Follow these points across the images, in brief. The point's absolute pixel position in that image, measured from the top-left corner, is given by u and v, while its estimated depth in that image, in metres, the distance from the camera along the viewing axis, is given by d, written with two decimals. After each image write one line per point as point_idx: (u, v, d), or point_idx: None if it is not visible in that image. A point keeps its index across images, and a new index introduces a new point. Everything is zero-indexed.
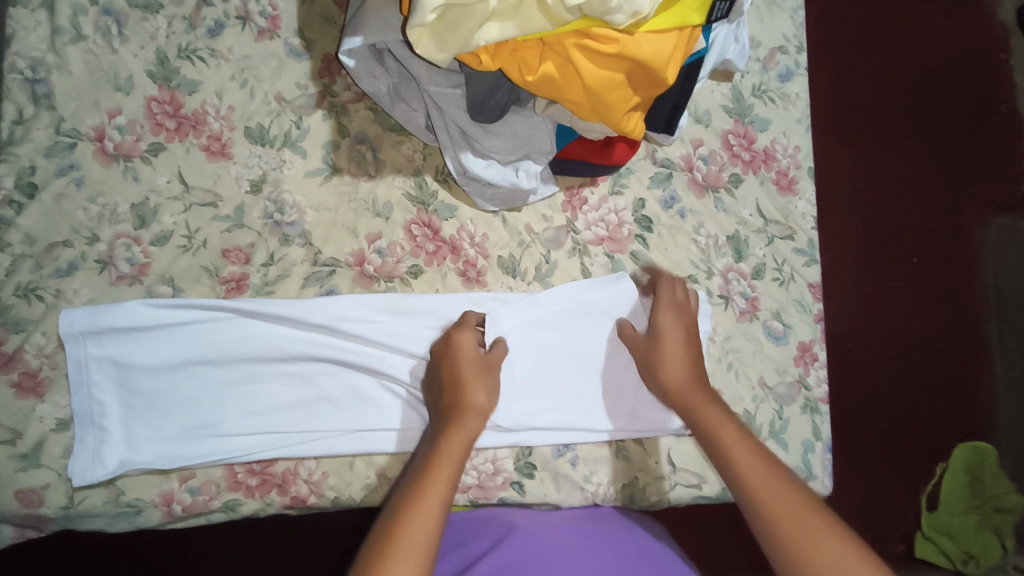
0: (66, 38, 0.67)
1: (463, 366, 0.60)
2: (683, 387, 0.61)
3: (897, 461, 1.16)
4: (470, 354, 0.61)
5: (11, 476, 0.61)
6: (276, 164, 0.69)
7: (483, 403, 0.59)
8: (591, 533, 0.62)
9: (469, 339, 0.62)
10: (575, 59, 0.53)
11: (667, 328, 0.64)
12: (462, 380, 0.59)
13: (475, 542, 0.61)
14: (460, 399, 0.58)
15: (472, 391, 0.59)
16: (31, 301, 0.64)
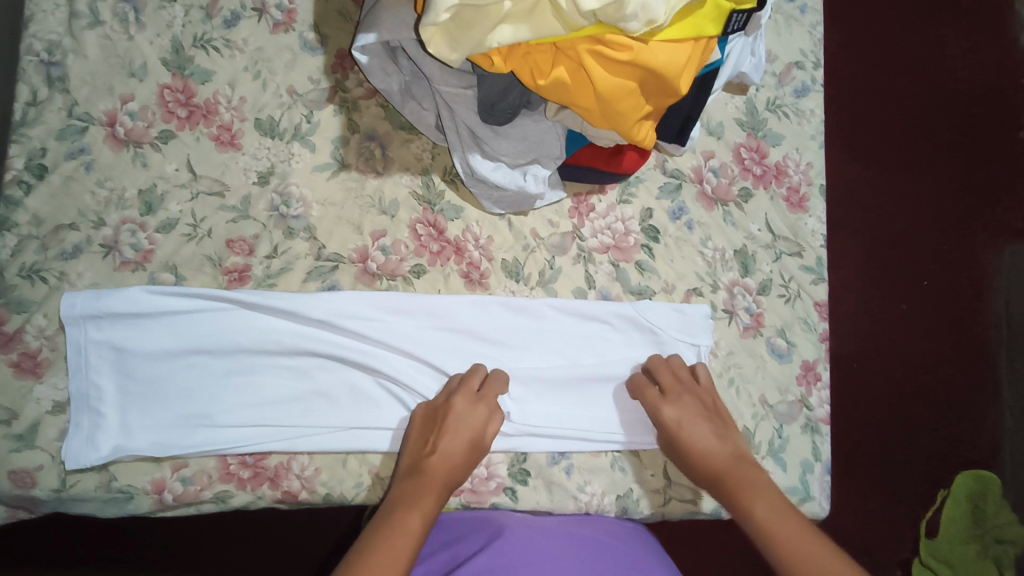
0: (85, 23, 0.69)
1: (450, 430, 0.60)
2: (712, 466, 0.60)
3: (894, 488, 1.15)
4: (462, 419, 0.61)
5: (5, 456, 0.63)
6: (285, 157, 0.69)
7: (449, 475, 0.59)
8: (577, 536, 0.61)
9: (467, 397, 0.62)
10: (587, 64, 0.53)
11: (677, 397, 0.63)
12: (446, 445, 0.60)
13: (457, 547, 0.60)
14: (436, 465, 0.59)
15: (447, 460, 0.59)
16: (35, 282, 0.66)
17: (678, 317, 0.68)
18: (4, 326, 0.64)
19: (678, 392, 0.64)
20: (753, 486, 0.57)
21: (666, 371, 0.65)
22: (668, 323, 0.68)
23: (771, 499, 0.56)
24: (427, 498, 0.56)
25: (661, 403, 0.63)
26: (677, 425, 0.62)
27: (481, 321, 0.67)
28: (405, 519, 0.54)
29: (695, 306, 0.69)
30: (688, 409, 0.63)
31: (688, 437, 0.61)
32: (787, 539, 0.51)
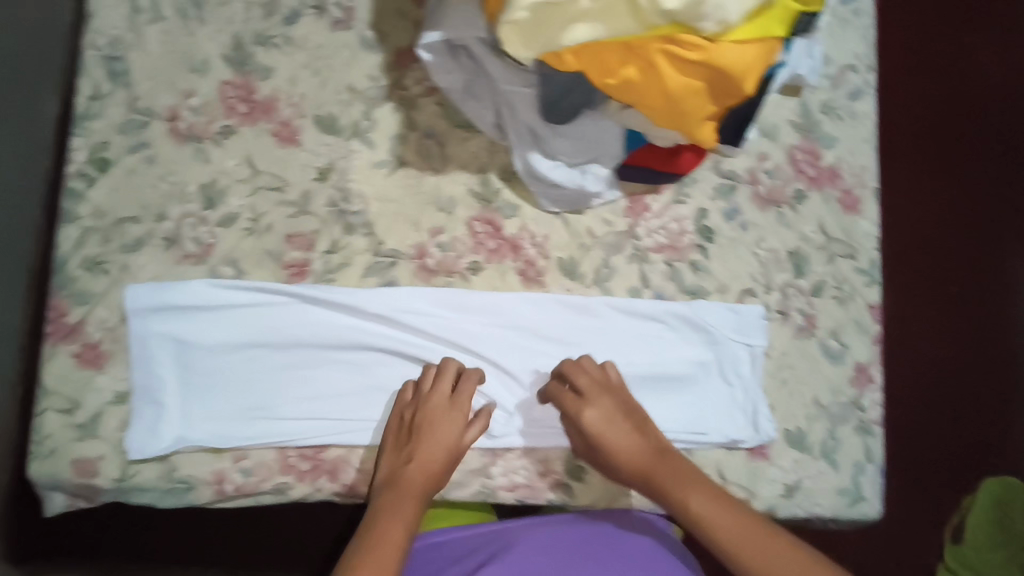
0: (147, 19, 0.70)
1: (422, 437, 0.63)
2: (640, 462, 0.63)
3: (917, 487, 1.16)
4: (433, 424, 0.63)
5: (68, 445, 0.64)
6: (344, 154, 0.69)
7: (424, 482, 0.62)
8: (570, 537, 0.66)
9: (438, 401, 0.64)
10: (658, 64, 0.53)
11: (597, 396, 0.64)
12: (417, 455, 0.63)
13: (472, 556, 0.67)
14: (409, 476, 0.62)
15: (420, 467, 0.62)
16: (98, 274, 0.66)
17: (734, 317, 0.69)
18: (67, 317, 0.66)
19: (596, 394, 0.64)
20: (682, 480, 0.61)
21: (585, 368, 0.65)
22: (724, 324, 0.69)
23: (701, 489, 0.60)
24: (406, 505, 0.61)
25: (583, 403, 0.64)
26: (599, 431, 0.63)
27: (538, 318, 0.68)
28: (393, 530, 0.60)
29: (749, 307, 0.69)
30: (607, 409, 0.64)
31: (614, 444, 0.63)
32: (726, 531, 0.58)
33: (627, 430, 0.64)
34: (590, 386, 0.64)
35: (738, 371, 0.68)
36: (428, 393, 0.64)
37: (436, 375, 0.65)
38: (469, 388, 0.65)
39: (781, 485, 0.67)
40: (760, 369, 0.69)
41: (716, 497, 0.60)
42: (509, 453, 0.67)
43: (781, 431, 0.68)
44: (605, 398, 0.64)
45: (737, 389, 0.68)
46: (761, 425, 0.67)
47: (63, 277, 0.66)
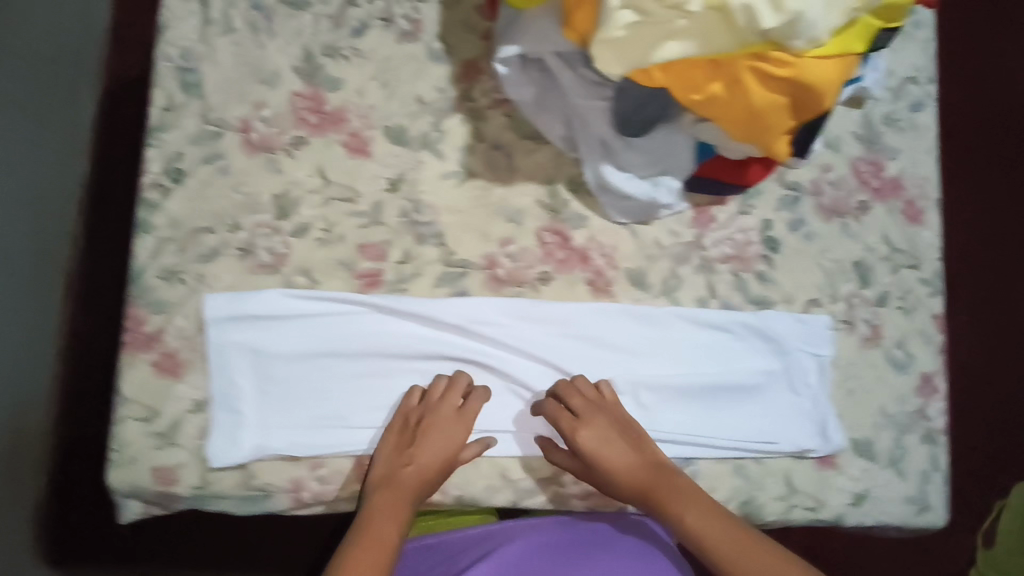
0: (218, 30, 0.70)
1: (421, 447, 0.65)
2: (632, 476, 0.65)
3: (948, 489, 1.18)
4: (432, 433, 0.65)
5: (149, 453, 0.66)
6: (414, 165, 0.70)
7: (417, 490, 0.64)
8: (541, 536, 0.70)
9: (444, 413, 0.65)
10: (745, 81, 0.53)
11: (592, 415, 0.65)
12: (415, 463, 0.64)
13: (458, 556, 0.70)
14: (402, 484, 0.64)
15: (416, 477, 0.64)
16: (174, 284, 0.68)
17: (802, 328, 0.70)
18: (147, 325, 0.67)
19: (591, 414, 0.65)
20: (673, 496, 0.63)
21: (580, 388, 0.66)
22: (791, 334, 0.69)
23: (690, 503, 0.63)
24: (400, 511, 0.64)
25: (578, 422, 0.64)
26: (593, 450, 0.65)
27: (608, 328, 0.69)
28: (384, 535, 0.63)
29: (815, 317, 0.70)
30: (602, 428, 0.65)
31: (607, 459, 0.65)
32: (716, 544, 0.61)
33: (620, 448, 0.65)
34: (585, 403, 0.65)
35: (805, 381, 0.69)
36: (429, 407, 0.65)
37: (446, 388, 0.66)
38: (476, 406, 0.66)
39: (848, 493, 0.69)
40: (826, 378, 0.70)
41: (706, 507, 0.62)
42: None
43: (849, 440, 0.70)
44: (601, 416, 0.65)
45: (804, 399, 0.69)
46: (829, 434, 0.69)
47: (140, 286, 0.67)
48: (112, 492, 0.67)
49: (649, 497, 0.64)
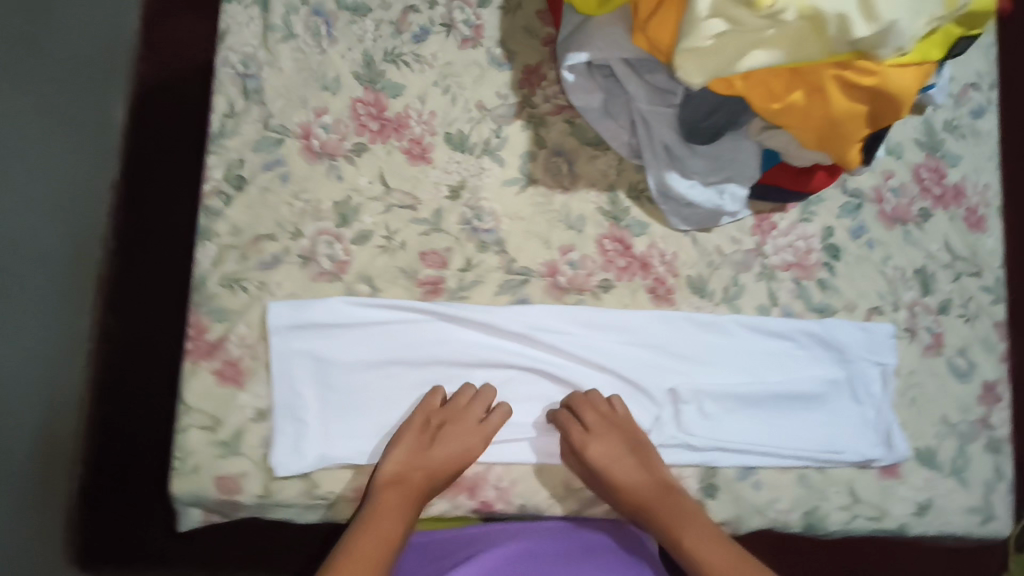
0: (279, 36, 0.70)
1: (435, 453, 0.65)
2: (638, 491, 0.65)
3: None
4: (449, 442, 0.65)
5: (213, 462, 0.65)
6: (476, 172, 0.70)
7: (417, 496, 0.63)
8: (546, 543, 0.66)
9: (467, 422, 0.65)
10: (827, 90, 0.53)
11: (606, 428, 0.65)
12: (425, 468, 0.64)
13: (447, 558, 0.66)
14: (404, 489, 0.63)
15: (418, 484, 0.64)
16: (236, 291, 0.67)
17: (865, 336, 0.69)
18: (209, 334, 0.66)
19: (604, 430, 0.65)
20: (675, 515, 0.63)
21: (593, 407, 0.66)
22: (855, 343, 0.69)
23: (693, 524, 0.62)
24: (402, 513, 0.62)
25: (592, 433, 0.64)
26: (603, 464, 0.65)
27: (671, 336, 0.68)
28: (382, 532, 0.60)
29: (879, 325, 0.70)
30: (613, 443, 0.65)
31: (614, 474, 0.65)
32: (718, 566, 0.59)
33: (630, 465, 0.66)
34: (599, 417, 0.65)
35: (869, 390, 0.69)
36: (446, 414, 0.65)
37: (472, 398, 0.66)
38: (492, 420, 0.65)
39: (912, 503, 0.69)
40: (890, 387, 0.69)
41: (710, 532, 0.62)
42: None
43: (911, 449, 0.70)
44: (615, 432, 0.65)
45: (868, 408, 0.69)
46: (893, 443, 0.69)
47: (201, 294, 0.67)
48: (174, 501, 0.66)
49: (654, 515, 0.64)
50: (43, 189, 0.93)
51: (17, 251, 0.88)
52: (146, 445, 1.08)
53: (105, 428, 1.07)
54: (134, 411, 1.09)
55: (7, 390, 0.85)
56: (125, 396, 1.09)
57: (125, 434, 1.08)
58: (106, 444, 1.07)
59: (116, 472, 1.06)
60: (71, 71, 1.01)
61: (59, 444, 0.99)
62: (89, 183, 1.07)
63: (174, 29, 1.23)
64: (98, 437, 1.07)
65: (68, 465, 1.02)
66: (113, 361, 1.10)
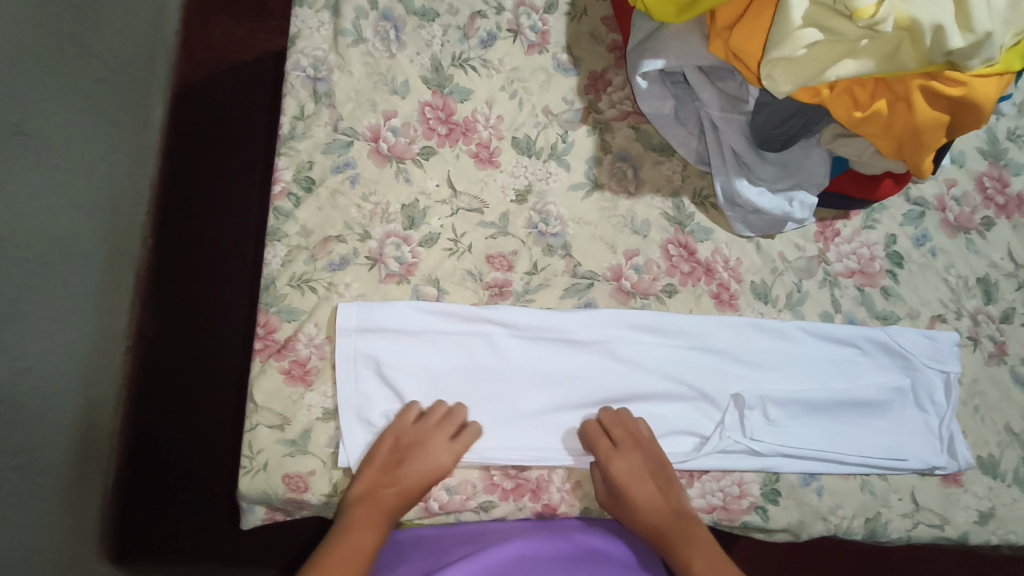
0: (349, 40, 0.71)
1: (411, 470, 0.63)
2: (652, 510, 0.64)
3: None
4: (422, 463, 0.63)
5: (280, 460, 0.64)
6: (543, 176, 0.71)
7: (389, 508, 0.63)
8: (546, 547, 0.65)
9: (436, 441, 0.63)
10: (913, 99, 0.53)
11: (630, 448, 0.64)
12: (396, 481, 0.63)
13: (450, 552, 0.65)
14: (378, 504, 0.62)
15: (392, 498, 0.63)
16: (305, 292, 0.67)
17: (928, 343, 0.70)
18: (278, 334, 0.66)
19: (628, 449, 0.64)
20: (688, 540, 0.62)
21: (620, 423, 0.65)
22: (917, 348, 0.70)
23: (704, 550, 0.62)
24: (379, 524, 0.62)
25: (617, 452, 0.64)
26: (623, 483, 0.64)
27: (735, 342, 0.69)
28: (359, 541, 0.61)
29: (943, 333, 0.71)
30: (635, 464, 0.64)
31: (633, 493, 0.64)
32: None
33: (649, 486, 0.65)
34: (623, 436, 0.64)
35: (932, 398, 0.70)
36: (421, 431, 0.63)
37: (444, 417, 0.65)
38: (465, 432, 0.64)
39: (974, 511, 0.69)
40: (954, 395, 0.70)
41: (708, 555, 0.62)
42: (705, 474, 0.67)
43: (974, 457, 0.70)
44: (634, 454, 0.64)
45: (930, 415, 0.70)
46: (958, 452, 0.69)
47: (271, 294, 0.67)
48: (240, 498, 0.65)
49: (665, 537, 0.63)
50: (85, 189, 0.95)
51: (56, 248, 0.89)
52: (179, 446, 1.08)
53: (144, 426, 1.07)
54: (169, 411, 1.08)
55: (49, 385, 0.86)
56: (161, 396, 1.08)
57: (164, 432, 1.07)
58: (140, 441, 1.06)
59: (152, 470, 1.06)
60: (113, 73, 1.02)
61: (96, 440, 0.99)
62: (127, 183, 1.08)
63: (207, 34, 1.24)
64: (133, 436, 1.06)
65: (103, 461, 1.01)
66: (152, 361, 1.09)
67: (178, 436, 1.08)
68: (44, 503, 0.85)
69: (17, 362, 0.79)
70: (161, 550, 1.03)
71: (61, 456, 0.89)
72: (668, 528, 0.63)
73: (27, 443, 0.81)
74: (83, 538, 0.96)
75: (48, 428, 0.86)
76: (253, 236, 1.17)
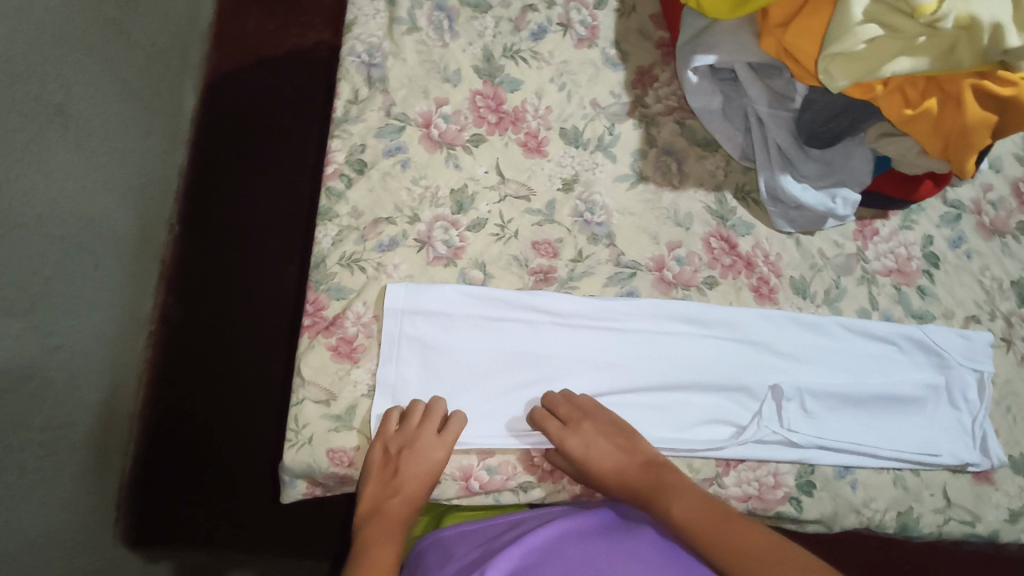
0: (404, 28, 0.73)
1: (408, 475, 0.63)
2: (622, 476, 0.63)
3: None
4: (418, 467, 0.63)
5: (325, 435, 0.64)
6: (589, 166, 0.72)
7: (402, 510, 0.63)
8: (591, 519, 0.62)
9: (426, 445, 0.62)
10: (965, 97, 0.55)
11: (575, 420, 0.64)
12: (399, 484, 0.63)
13: (498, 537, 0.62)
14: (389, 503, 0.62)
15: (398, 499, 0.63)
16: (354, 271, 0.67)
17: (964, 342, 0.72)
18: (326, 311, 0.66)
19: (578, 420, 0.64)
20: (665, 490, 0.60)
21: (565, 400, 0.65)
22: (950, 346, 0.71)
23: (685, 494, 0.59)
24: (398, 529, 0.62)
25: (565, 429, 0.63)
26: (583, 458, 0.63)
27: (772, 334, 0.70)
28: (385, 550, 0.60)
29: (977, 333, 0.73)
30: (589, 436, 0.63)
31: (594, 463, 0.63)
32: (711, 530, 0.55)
33: (609, 450, 0.64)
34: (568, 414, 0.64)
35: (966, 396, 0.71)
36: (407, 438, 0.62)
37: (424, 414, 0.63)
38: (455, 430, 0.63)
39: (1005, 510, 0.71)
40: (988, 394, 0.71)
41: (695, 497, 0.58)
42: (740, 463, 0.67)
43: (1007, 457, 0.72)
44: (582, 428, 0.63)
45: (963, 414, 0.71)
46: (990, 451, 0.70)
47: (321, 273, 0.67)
48: (282, 471, 0.64)
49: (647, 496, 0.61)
50: (116, 170, 0.95)
51: (89, 227, 0.90)
52: (200, 429, 1.06)
53: (165, 408, 1.06)
54: (192, 393, 1.07)
55: (77, 365, 0.87)
56: (185, 378, 1.07)
57: (182, 413, 1.06)
58: (164, 421, 1.05)
59: (173, 451, 1.04)
60: (151, 61, 1.04)
61: (117, 421, 0.98)
62: (158, 167, 1.08)
63: (242, 24, 1.26)
64: (153, 418, 1.05)
65: (123, 442, 1.00)
66: (175, 344, 1.09)
67: (199, 420, 1.06)
68: (67, 481, 0.86)
69: (47, 339, 0.81)
70: (179, 533, 1.02)
71: (84, 434, 0.90)
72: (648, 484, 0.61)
73: (54, 419, 0.82)
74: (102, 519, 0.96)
75: (72, 407, 0.86)
76: (298, 225, 1.17)
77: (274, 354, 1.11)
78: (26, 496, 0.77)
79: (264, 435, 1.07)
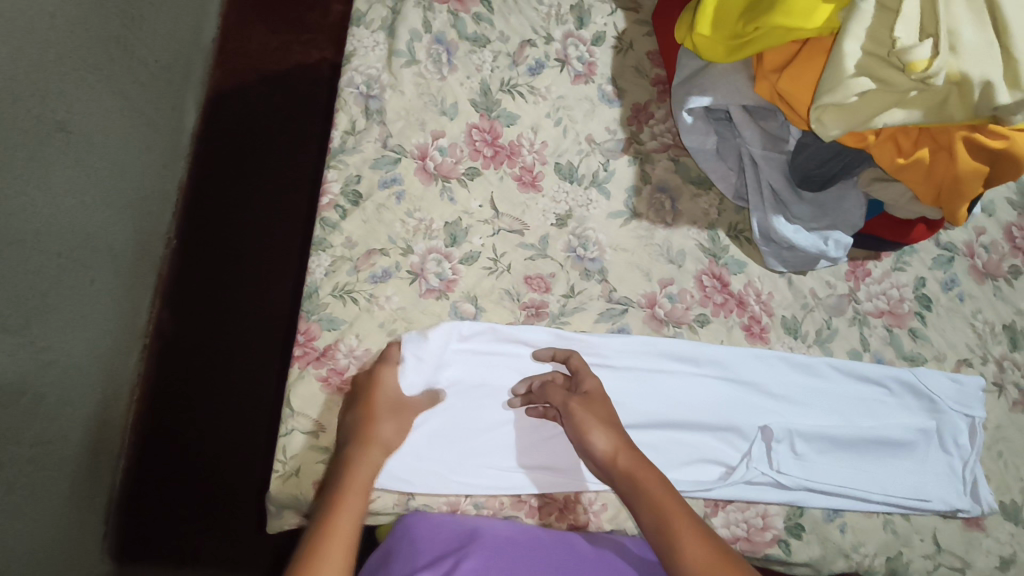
0: (403, 61, 0.73)
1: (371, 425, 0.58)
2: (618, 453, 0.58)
3: None
4: (375, 409, 0.60)
5: (311, 468, 0.63)
6: (584, 203, 0.73)
7: (386, 439, 0.59)
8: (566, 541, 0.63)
9: (383, 379, 0.61)
10: (957, 148, 0.55)
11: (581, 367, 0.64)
12: (372, 412, 0.59)
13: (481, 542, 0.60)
14: (366, 432, 0.58)
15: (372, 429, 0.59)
16: (347, 302, 0.66)
17: (956, 387, 0.72)
18: (316, 341, 0.65)
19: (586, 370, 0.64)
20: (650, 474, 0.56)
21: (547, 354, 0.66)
22: (943, 391, 0.71)
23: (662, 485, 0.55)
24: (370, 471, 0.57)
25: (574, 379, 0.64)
26: (585, 406, 0.61)
27: (763, 373, 0.70)
28: (356, 513, 0.53)
29: (969, 377, 0.73)
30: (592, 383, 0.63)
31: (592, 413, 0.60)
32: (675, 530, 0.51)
33: (602, 408, 0.61)
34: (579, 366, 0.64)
35: (958, 441, 0.71)
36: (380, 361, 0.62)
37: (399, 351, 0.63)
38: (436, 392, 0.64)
39: (996, 557, 0.70)
40: (979, 439, 0.71)
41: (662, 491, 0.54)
42: (729, 504, 0.67)
43: (997, 503, 0.72)
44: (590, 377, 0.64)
45: (954, 458, 0.71)
46: (981, 496, 0.70)
47: (312, 303, 0.66)
48: (267, 502, 0.64)
49: (631, 480, 0.56)
50: (116, 187, 0.96)
51: (85, 244, 0.90)
52: (188, 448, 1.05)
53: (153, 426, 1.05)
54: (182, 411, 1.06)
55: (69, 382, 0.87)
56: (176, 396, 1.07)
57: (170, 432, 1.05)
58: (152, 439, 1.04)
59: (161, 470, 1.03)
60: (154, 78, 1.04)
61: (106, 439, 0.98)
62: (156, 184, 1.08)
63: (246, 43, 1.27)
64: (141, 437, 1.04)
65: (111, 459, 1.00)
66: (167, 362, 1.08)
67: (186, 439, 1.05)
68: (56, 497, 0.85)
69: (40, 355, 0.80)
70: (164, 554, 1.00)
71: (73, 451, 0.89)
72: (635, 464, 0.57)
73: (44, 435, 0.82)
74: (85, 539, 0.94)
75: (63, 424, 0.86)
76: (294, 244, 1.17)
77: (267, 374, 1.10)
78: (13, 513, 0.77)
79: (254, 456, 1.06)
